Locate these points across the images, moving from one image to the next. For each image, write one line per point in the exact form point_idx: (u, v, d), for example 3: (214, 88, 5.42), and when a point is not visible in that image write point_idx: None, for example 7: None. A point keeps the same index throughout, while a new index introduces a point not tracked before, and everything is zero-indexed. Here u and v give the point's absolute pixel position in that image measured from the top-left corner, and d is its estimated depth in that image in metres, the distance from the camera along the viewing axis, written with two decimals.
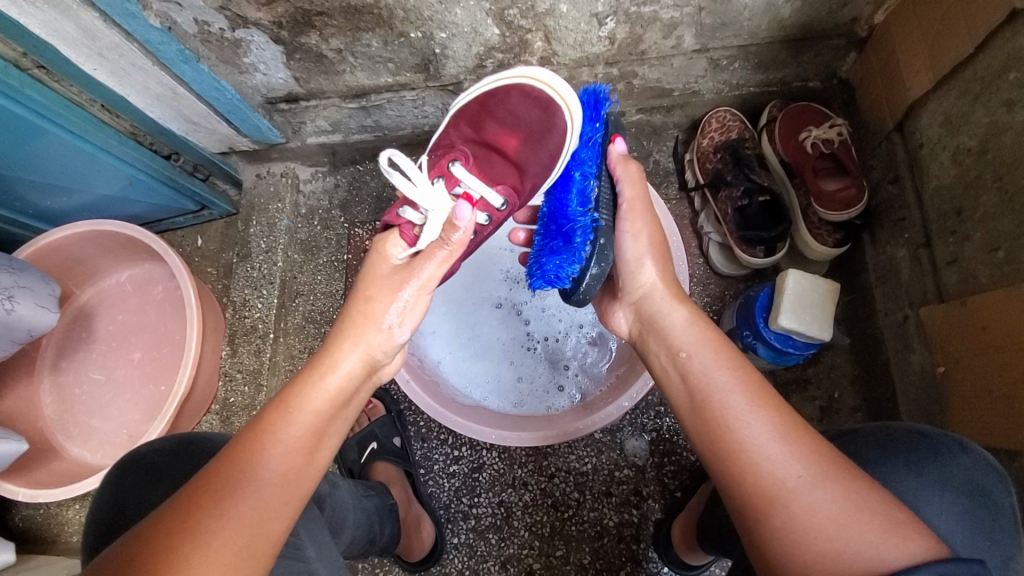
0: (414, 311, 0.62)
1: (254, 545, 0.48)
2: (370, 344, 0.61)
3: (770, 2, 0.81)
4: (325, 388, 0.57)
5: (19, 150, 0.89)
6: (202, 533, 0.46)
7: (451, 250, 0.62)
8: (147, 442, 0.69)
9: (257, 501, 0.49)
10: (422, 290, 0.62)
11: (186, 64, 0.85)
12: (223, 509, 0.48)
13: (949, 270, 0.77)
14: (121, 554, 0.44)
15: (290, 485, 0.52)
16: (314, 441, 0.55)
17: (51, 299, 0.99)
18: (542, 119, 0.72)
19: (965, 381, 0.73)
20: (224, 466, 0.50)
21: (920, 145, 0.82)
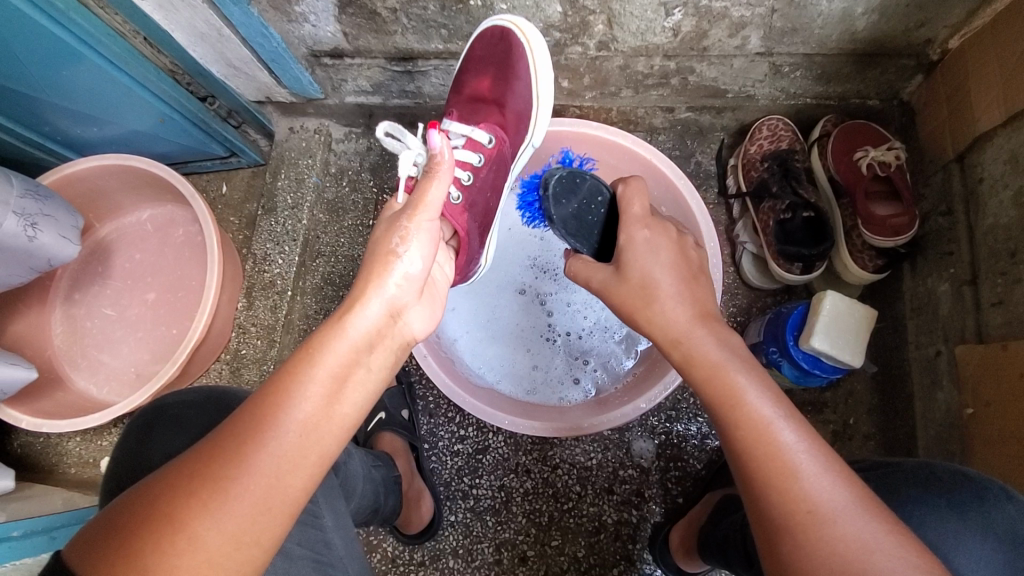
0: (424, 247, 0.60)
1: (271, 497, 0.46)
2: (387, 288, 0.57)
3: (847, 12, 0.78)
4: (348, 333, 0.53)
5: (55, 73, 0.87)
6: (216, 480, 0.45)
7: (443, 174, 0.60)
8: (175, 393, 0.68)
9: (275, 449, 0.47)
10: (425, 220, 0.60)
11: (237, 7, 0.82)
12: (239, 455, 0.46)
13: (993, 311, 0.75)
14: (144, 497, 0.45)
15: (310, 437, 0.49)
16: (336, 389, 0.51)
17: (74, 231, 0.98)
18: (500, 45, 0.81)
19: (994, 425, 0.72)
20: (242, 412, 0.49)
21: (980, 180, 0.79)
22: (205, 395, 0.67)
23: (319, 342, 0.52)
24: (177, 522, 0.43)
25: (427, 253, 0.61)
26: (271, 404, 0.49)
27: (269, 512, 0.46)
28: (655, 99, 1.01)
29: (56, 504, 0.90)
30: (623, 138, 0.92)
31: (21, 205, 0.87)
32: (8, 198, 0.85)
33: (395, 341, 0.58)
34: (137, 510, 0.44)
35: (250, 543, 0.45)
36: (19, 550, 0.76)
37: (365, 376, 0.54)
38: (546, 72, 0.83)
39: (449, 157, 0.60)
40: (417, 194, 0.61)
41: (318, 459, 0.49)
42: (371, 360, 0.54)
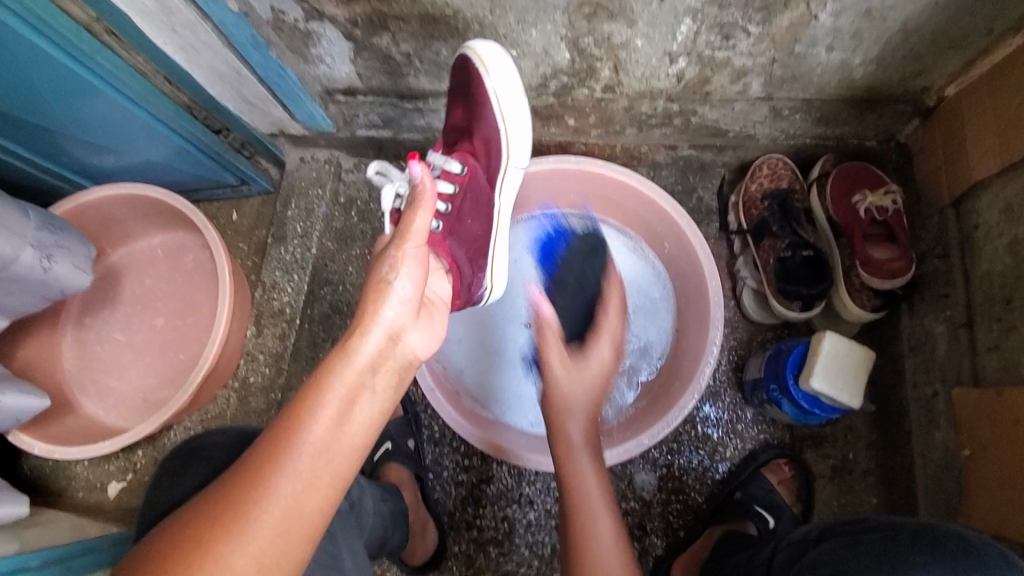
0: (417, 272, 0.59)
1: (289, 520, 0.48)
2: (383, 314, 0.57)
3: (845, 62, 0.81)
4: (353, 357, 0.54)
5: (78, 109, 0.90)
6: (238, 505, 0.47)
7: (427, 200, 0.61)
8: (208, 434, 0.70)
9: (291, 472, 0.49)
10: (414, 248, 0.60)
11: (257, 52, 0.85)
12: (258, 480, 0.48)
13: (989, 355, 0.78)
14: (179, 522, 0.48)
15: (323, 459, 0.50)
16: (344, 410, 0.52)
17: (87, 261, 0.99)
18: (461, 71, 0.77)
19: (991, 467, 0.75)
20: (260, 439, 0.51)
21: (975, 227, 0.82)
22: (239, 439, 0.68)
23: (326, 367, 0.54)
24: (204, 546, 0.46)
25: (420, 275, 0.59)
26: (286, 429, 0.50)
27: (288, 534, 0.48)
28: (659, 137, 1.03)
29: (67, 531, 0.91)
30: (627, 176, 0.94)
31: (38, 237, 0.89)
32: (27, 231, 0.87)
33: (398, 360, 0.57)
34: (170, 535, 0.48)
35: (272, 564, 0.48)
36: None
37: (371, 395, 0.54)
38: (509, 93, 0.78)
39: (430, 184, 0.62)
40: (403, 223, 0.61)
41: (331, 480, 0.51)
42: (376, 380, 0.55)
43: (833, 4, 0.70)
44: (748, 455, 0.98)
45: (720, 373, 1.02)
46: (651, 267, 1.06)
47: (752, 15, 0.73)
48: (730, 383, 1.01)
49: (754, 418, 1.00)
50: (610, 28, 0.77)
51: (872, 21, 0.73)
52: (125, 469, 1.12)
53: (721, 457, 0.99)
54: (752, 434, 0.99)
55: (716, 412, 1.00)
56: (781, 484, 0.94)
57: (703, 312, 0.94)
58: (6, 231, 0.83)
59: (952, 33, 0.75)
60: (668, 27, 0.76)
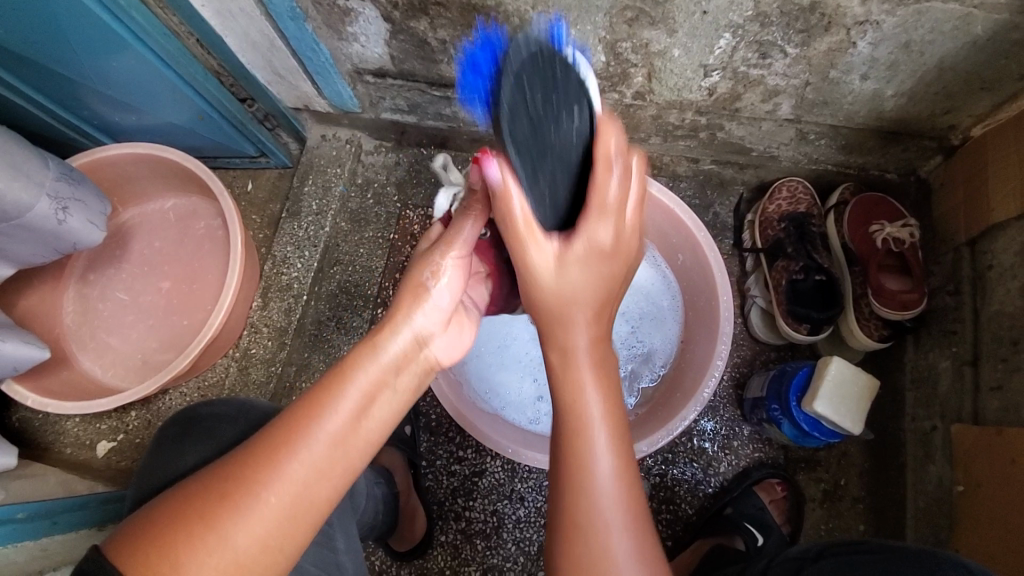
0: (455, 281, 0.60)
1: (299, 507, 0.48)
2: (415, 316, 0.57)
3: (877, 92, 0.82)
4: (382, 353, 0.54)
5: (108, 64, 0.89)
6: (250, 484, 0.47)
7: (477, 212, 0.62)
8: (208, 402, 0.69)
9: (306, 459, 0.49)
10: (456, 257, 0.61)
11: (292, 22, 0.84)
12: (273, 462, 0.48)
13: (991, 395, 0.79)
14: (186, 491, 0.48)
15: (341, 450, 0.50)
16: (364, 407, 0.52)
17: (101, 218, 0.99)
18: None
19: (982, 505, 0.76)
20: (277, 419, 0.51)
21: (989, 267, 0.83)
22: (239, 412, 0.68)
23: (353, 359, 0.53)
24: (212, 520, 0.46)
25: (458, 284, 0.61)
26: (306, 414, 0.50)
27: (295, 519, 0.48)
28: (682, 148, 1.04)
29: (55, 486, 0.91)
30: (650, 184, 0.94)
31: (55, 188, 0.88)
32: (45, 180, 0.86)
33: (423, 366, 0.57)
34: (178, 506, 0.47)
35: (274, 549, 0.48)
36: (26, 530, 0.77)
37: (394, 395, 0.54)
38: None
39: (481, 187, 0.63)
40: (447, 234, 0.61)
41: (345, 471, 0.51)
42: (398, 381, 0.54)
43: (873, 33, 0.71)
44: (741, 473, 0.99)
45: (721, 390, 1.02)
46: (661, 275, 1.05)
47: (792, 37, 0.73)
48: (730, 399, 1.02)
49: (751, 436, 1.00)
50: (649, 34, 0.77)
51: (909, 54, 0.74)
52: (116, 429, 1.12)
53: (714, 471, 0.99)
54: (746, 452, 1.00)
55: (713, 427, 1.01)
56: (772, 503, 0.95)
57: (711, 326, 0.94)
58: (25, 177, 0.83)
59: (985, 74, 0.76)
60: (707, 39, 0.76)
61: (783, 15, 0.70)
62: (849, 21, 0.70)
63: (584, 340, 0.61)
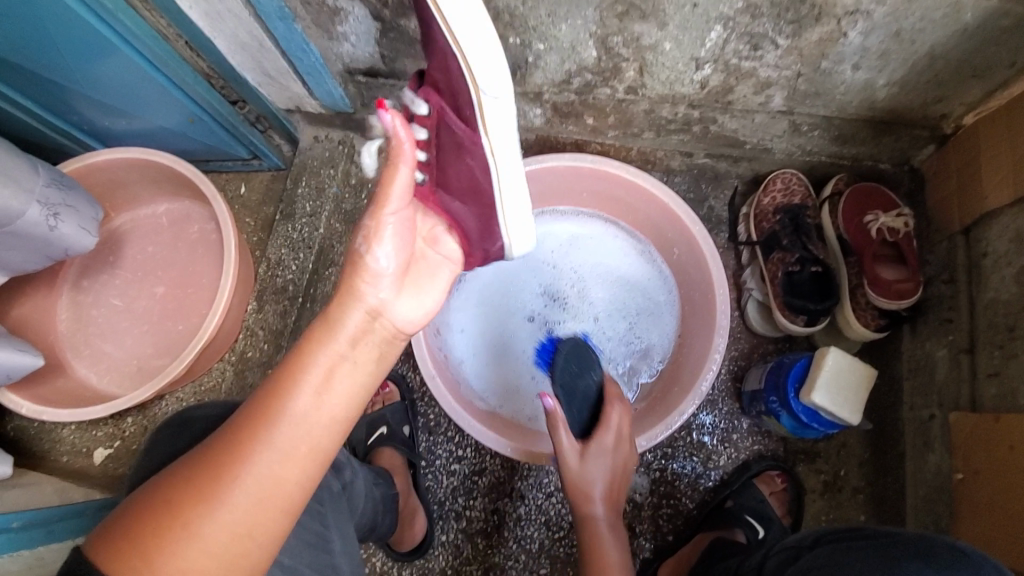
0: (398, 241, 0.59)
1: (266, 491, 0.48)
2: (364, 290, 0.56)
3: (868, 82, 0.82)
4: (333, 331, 0.53)
5: (96, 68, 0.88)
6: (213, 471, 0.47)
7: (404, 156, 0.56)
8: (204, 404, 0.69)
9: (271, 442, 0.49)
10: (396, 211, 0.58)
11: (281, 23, 0.83)
12: (236, 447, 0.48)
13: (988, 382, 0.80)
14: (152, 489, 0.48)
15: (306, 427, 0.50)
16: (325, 383, 0.52)
17: (93, 223, 0.98)
18: (429, 34, 0.61)
19: (982, 493, 0.76)
20: (242, 406, 0.51)
21: (984, 254, 0.83)
22: (234, 414, 0.67)
23: (309, 340, 0.53)
24: (177, 513, 0.46)
25: (400, 241, 0.59)
26: (267, 398, 0.50)
27: (266, 501, 0.48)
28: (675, 143, 1.03)
29: (52, 494, 0.90)
30: (644, 180, 0.94)
31: (45, 194, 0.87)
32: (35, 186, 0.85)
33: (383, 335, 0.56)
34: (146, 500, 0.47)
35: (244, 536, 0.48)
36: (19, 541, 0.75)
37: (353, 370, 0.53)
38: (473, 23, 0.57)
39: (405, 134, 0.55)
40: (382, 184, 0.57)
41: (308, 453, 0.50)
42: (357, 355, 0.54)
43: (863, 23, 0.71)
44: (741, 465, 0.99)
45: (719, 383, 1.02)
46: (658, 272, 1.06)
47: (783, 27, 0.73)
48: (728, 392, 1.01)
49: (749, 428, 1.00)
50: (640, 28, 0.76)
51: (900, 43, 0.74)
52: (112, 436, 1.11)
53: (713, 465, 0.99)
54: (746, 445, 1.00)
55: (712, 420, 1.01)
56: (772, 495, 0.95)
57: (708, 319, 0.94)
58: (14, 183, 0.82)
59: (976, 62, 0.76)
60: (698, 32, 0.76)
61: (773, 6, 0.70)
62: (839, 11, 0.69)
63: None
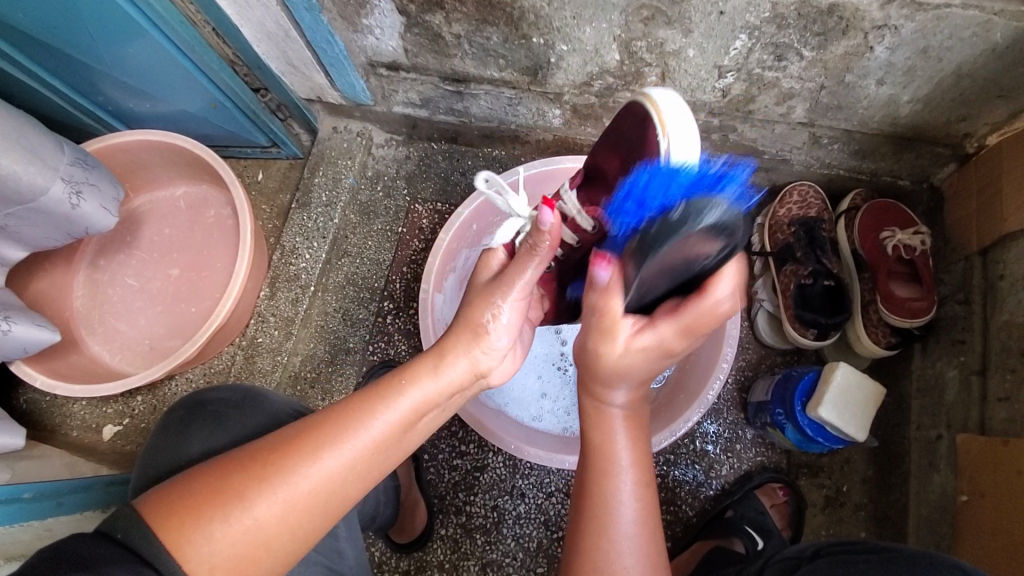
0: (518, 317, 0.57)
1: (331, 510, 0.50)
2: (477, 352, 0.56)
3: (892, 98, 0.81)
4: (437, 377, 0.54)
5: (124, 50, 0.90)
6: (289, 473, 0.48)
7: (546, 250, 0.55)
8: (218, 387, 0.70)
9: (346, 460, 0.49)
10: (522, 293, 0.57)
11: (308, 13, 0.84)
12: (311, 451, 0.49)
13: (998, 405, 0.79)
14: (228, 458, 0.49)
15: (384, 455, 0.52)
16: (414, 421, 0.53)
17: (114, 203, 0.99)
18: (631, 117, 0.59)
19: (986, 516, 0.76)
20: (330, 410, 0.51)
21: (1001, 277, 0.83)
22: (246, 398, 0.69)
23: (411, 375, 0.53)
24: (242, 498, 0.47)
25: (521, 316, 0.58)
26: (355, 415, 0.51)
27: (326, 511, 0.49)
28: None
29: (62, 467, 0.92)
30: None
31: (69, 172, 0.89)
32: (59, 163, 0.87)
33: (472, 389, 0.58)
34: (214, 473, 0.48)
35: (299, 535, 0.49)
36: (33, 510, 0.77)
37: (436, 415, 0.56)
38: (680, 126, 0.55)
39: (555, 234, 0.54)
40: (509, 273, 0.57)
41: (376, 478, 0.52)
42: (447, 402, 0.56)
43: (891, 38, 0.70)
44: (743, 476, 0.99)
45: (725, 392, 1.02)
46: None
47: (809, 39, 0.73)
48: (734, 402, 1.01)
49: (753, 439, 1.00)
50: (664, 34, 0.76)
51: (926, 60, 0.73)
52: (122, 414, 1.13)
53: (715, 474, 0.99)
54: (749, 456, 1.00)
55: (716, 429, 1.01)
56: (773, 507, 0.94)
57: (717, 328, 0.94)
58: (39, 160, 0.83)
59: (1003, 82, 0.76)
60: (723, 40, 0.75)
61: (800, 18, 0.70)
62: (867, 25, 0.69)
63: (623, 396, 0.58)
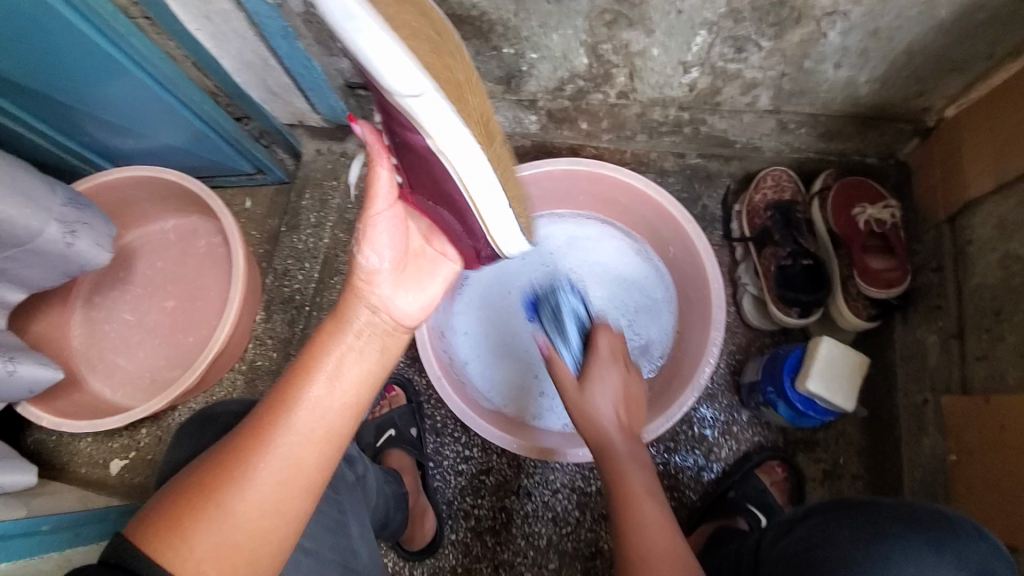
0: (390, 235, 0.61)
1: (290, 475, 0.51)
2: (368, 289, 0.59)
3: (851, 79, 0.85)
4: (344, 324, 0.56)
5: (109, 91, 0.92)
6: (244, 453, 0.50)
7: (382, 157, 0.58)
8: (223, 403, 0.72)
9: (292, 428, 0.51)
10: (384, 210, 0.61)
11: (284, 40, 0.86)
12: (260, 431, 0.51)
13: (978, 364, 0.82)
14: (198, 463, 0.52)
15: (322, 414, 0.53)
16: (340, 370, 0.54)
17: (108, 238, 1.00)
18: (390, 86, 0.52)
19: (975, 472, 0.78)
20: (271, 388, 0.54)
21: (969, 241, 0.86)
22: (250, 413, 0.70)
23: (323, 334, 0.56)
24: (212, 491, 0.49)
25: (394, 241, 0.61)
26: (288, 384, 0.53)
27: (289, 483, 0.51)
28: (667, 144, 1.06)
29: (72, 502, 0.93)
30: (637, 180, 0.97)
31: (63, 213, 0.91)
32: (52, 204, 0.89)
33: (390, 326, 0.59)
34: (187, 482, 0.50)
35: (273, 512, 0.50)
36: (48, 543, 0.79)
37: (359, 359, 0.56)
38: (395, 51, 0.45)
39: (378, 140, 0.57)
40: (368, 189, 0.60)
41: (325, 436, 0.53)
42: (366, 345, 0.56)
43: (842, 23, 0.74)
44: (742, 457, 1.01)
45: (718, 376, 1.04)
46: (655, 270, 1.09)
47: (765, 30, 0.76)
48: (727, 386, 1.04)
49: (749, 420, 1.02)
50: (628, 36, 0.80)
51: (877, 41, 0.77)
52: (128, 447, 1.14)
53: (715, 457, 1.02)
54: (746, 437, 1.02)
55: (712, 413, 1.03)
56: (774, 485, 0.97)
57: (704, 314, 0.97)
58: (33, 202, 0.85)
59: (952, 56, 0.79)
60: (684, 37, 0.79)
61: (754, 11, 0.73)
62: (818, 13, 0.73)
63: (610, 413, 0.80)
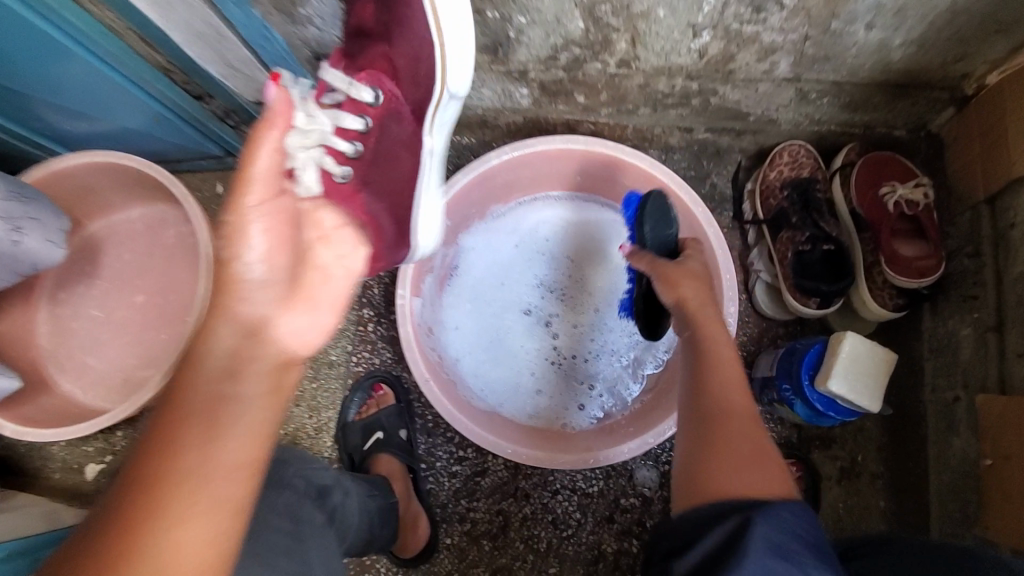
0: (270, 240, 0.50)
1: (218, 503, 0.43)
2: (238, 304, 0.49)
3: (883, 42, 0.75)
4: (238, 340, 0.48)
5: (48, 72, 0.82)
6: (158, 485, 0.42)
7: (276, 127, 0.47)
8: None
9: (215, 452, 0.44)
10: (265, 204, 0.49)
11: (238, 8, 0.77)
12: (181, 451, 0.43)
13: (1018, 361, 0.75)
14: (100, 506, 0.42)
15: (245, 434, 0.45)
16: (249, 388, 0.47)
17: (61, 234, 0.94)
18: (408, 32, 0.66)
19: (1013, 479, 0.72)
20: (168, 412, 0.45)
21: (1011, 225, 0.78)
22: None
23: (213, 352, 0.47)
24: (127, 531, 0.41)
25: (275, 246, 0.51)
26: (196, 403, 0.45)
27: (218, 513, 0.43)
28: (673, 117, 0.96)
29: (38, 519, 0.86)
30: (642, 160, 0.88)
31: (6, 208, 0.82)
32: None
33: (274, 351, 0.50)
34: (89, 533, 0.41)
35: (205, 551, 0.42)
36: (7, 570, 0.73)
37: (263, 381, 0.48)
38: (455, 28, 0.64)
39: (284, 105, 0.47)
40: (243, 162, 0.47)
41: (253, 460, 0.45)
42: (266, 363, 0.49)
43: None
44: None
45: None
46: None
47: None
48: None
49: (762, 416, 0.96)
50: None
51: None
52: (103, 451, 1.07)
53: None
54: None
55: None
56: None
57: None
58: None
59: (1002, 14, 0.69)
60: None
61: None
62: None
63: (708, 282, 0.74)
